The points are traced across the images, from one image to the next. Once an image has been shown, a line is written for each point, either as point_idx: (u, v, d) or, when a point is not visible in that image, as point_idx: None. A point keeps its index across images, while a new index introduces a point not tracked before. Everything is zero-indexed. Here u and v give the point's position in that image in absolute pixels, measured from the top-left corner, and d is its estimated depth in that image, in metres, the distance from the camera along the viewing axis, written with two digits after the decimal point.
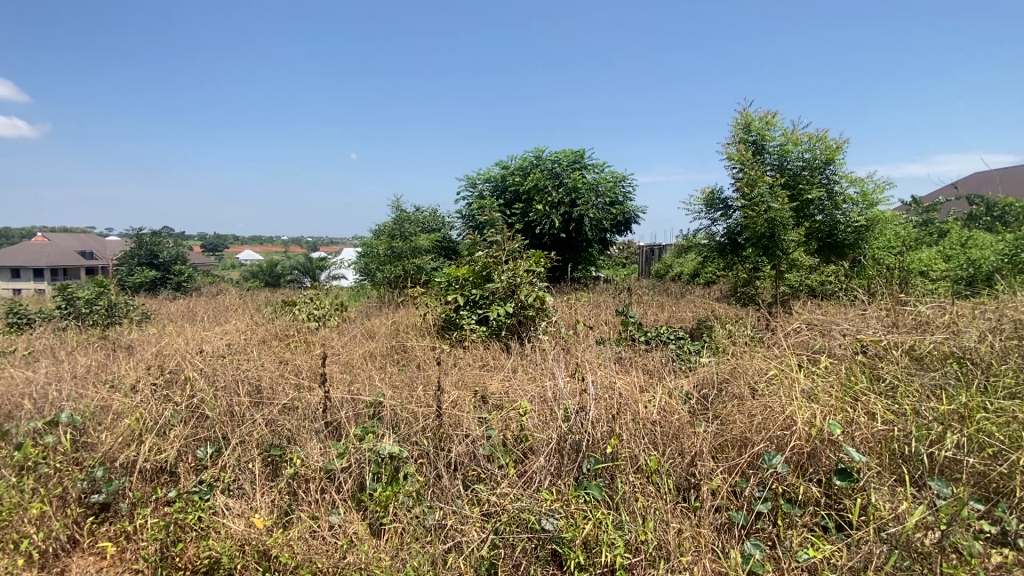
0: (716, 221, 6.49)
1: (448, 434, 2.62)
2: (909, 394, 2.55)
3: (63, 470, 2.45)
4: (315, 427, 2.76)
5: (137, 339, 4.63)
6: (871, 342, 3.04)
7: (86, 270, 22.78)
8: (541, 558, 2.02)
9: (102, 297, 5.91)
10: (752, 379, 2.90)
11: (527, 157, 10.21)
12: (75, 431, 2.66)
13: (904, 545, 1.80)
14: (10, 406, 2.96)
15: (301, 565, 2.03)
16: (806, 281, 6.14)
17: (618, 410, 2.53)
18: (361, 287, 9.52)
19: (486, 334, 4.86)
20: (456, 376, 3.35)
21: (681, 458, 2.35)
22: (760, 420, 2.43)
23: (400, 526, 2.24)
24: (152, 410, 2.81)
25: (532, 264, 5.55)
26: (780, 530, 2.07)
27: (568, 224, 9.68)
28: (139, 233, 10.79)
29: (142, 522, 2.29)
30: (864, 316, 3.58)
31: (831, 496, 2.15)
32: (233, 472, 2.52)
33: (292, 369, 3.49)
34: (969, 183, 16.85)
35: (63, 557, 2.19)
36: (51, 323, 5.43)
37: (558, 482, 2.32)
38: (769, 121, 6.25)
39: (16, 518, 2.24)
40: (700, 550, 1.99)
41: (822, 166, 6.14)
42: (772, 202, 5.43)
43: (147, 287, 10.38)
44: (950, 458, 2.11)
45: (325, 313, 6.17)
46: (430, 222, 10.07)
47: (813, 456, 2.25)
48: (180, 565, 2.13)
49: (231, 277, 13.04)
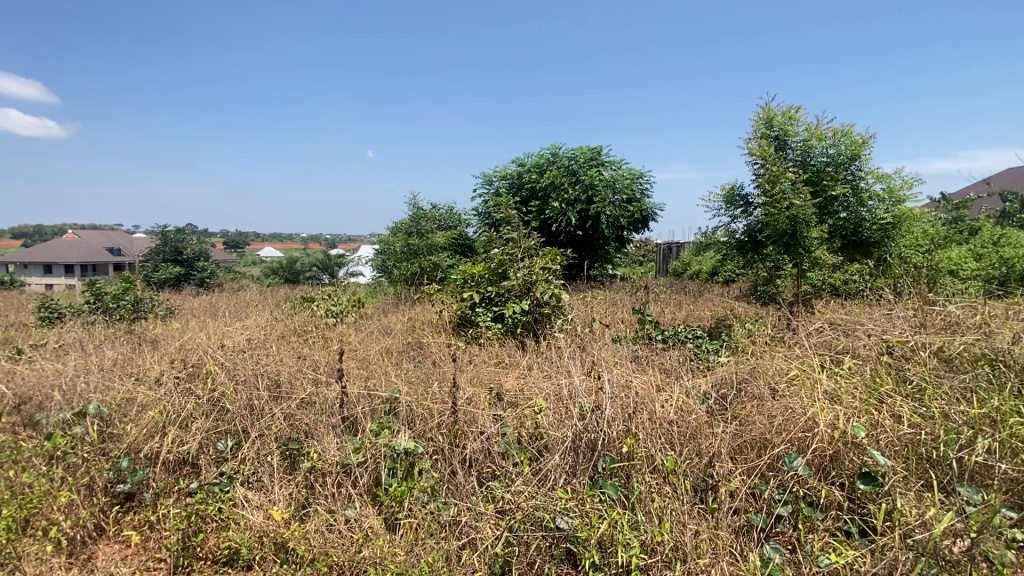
0: (736, 218, 6.37)
1: (463, 431, 2.62)
2: (937, 396, 2.47)
3: (90, 460, 2.53)
4: (333, 422, 2.79)
5: (161, 334, 4.74)
6: (897, 343, 2.95)
7: (114, 267, 23.67)
8: (556, 557, 2.00)
9: (128, 293, 6.08)
10: (772, 379, 2.85)
11: (544, 154, 10.20)
12: (101, 422, 2.74)
13: (931, 553, 1.74)
14: (41, 397, 3.06)
15: (318, 559, 2.05)
16: (829, 280, 5.94)
17: (634, 409, 2.50)
18: (378, 284, 9.62)
19: (502, 331, 4.87)
20: (471, 373, 3.35)
21: (698, 459, 2.31)
22: (781, 422, 2.38)
23: (415, 522, 2.24)
24: (176, 403, 2.88)
25: (548, 261, 5.51)
26: (800, 534, 2.03)
27: (585, 222, 9.61)
28: (164, 230, 11.05)
29: (165, 512, 2.35)
30: (890, 316, 3.50)
31: (854, 500, 2.09)
32: (252, 465, 2.57)
33: (310, 364, 3.54)
34: (1002, 182, 16.23)
35: (90, 544, 2.25)
36: (81, 318, 5.60)
37: (573, 481, 2.30)
38: (793, 116, 6.08)
39: (45, 506, 2.29)
40: (718, 552, 1.94)
41: (847, 162, 6.06)
42: (796, 200, 5.26)
43: (172, 283, 10.65)
44: (980, 464, 2.04)
45: (342, 309, 6.24)
46: (446, 220, 10.11)
47: (835, 459, 2.20)
48: (202, 555, 2.17)
49: (253, 272, 13.29)
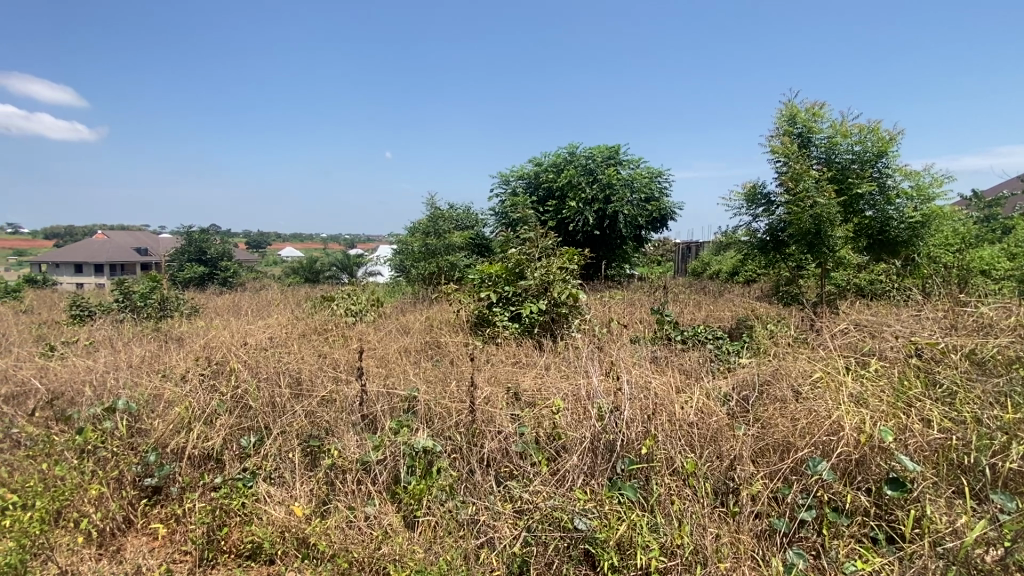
0: (757, 217, 6.25)
1: (481, 430, 2.64)
2: (969, 401, 2.38)
3: (119, 454, 2.61)
4: (352, 419, 2.83)
5: (187, 332, 4.86)
6: (926, 345, 2.86)
7: (142, 266, 24.35)
8: (574, 558, 2.00)
9: (155, 291, 6.24)
10: (795, 381, 2.79)
11: (561, 153, 10.17)
12: (130, 417, 2.82)
13: (962, 561, 1.68)
14: (73, 392, 3.16)
15: (338, 554, 2.08)
16: (854, 280, 5.84)
17: (654, 410, 2.47)
18: (396, 283, 9.70)
19: (519, 331, 4.87)
20: (489, 372, 3.36)
21: (718, 461, 2.28)
22: (805, 425, 2.34)
23: (433, 520, 2.26)
24: (201, 400, 2.95)
25: (565, 261, 5.49)
26: (825, 539, 1.99)
27: (602, 221, 9.55)
28: (189, 230, 11.32)
29: (190, 506, 2.41)
30: (919, 317, 3.39)
31: (881, 506, 2.04)
32: (274, 461, 2.62)
33: (330, 362, 3.59)
34: None
35: (119, 536, 2.32)
36: (110, 316, 5.77)
37: (591, 482, 2.29)
38: (817, 112, 5.95)
39: (76, 498, 2.35)
40: (739, 557, 1.91)
41: (874, 159, 5.91)
42: (820, 198, 5.14)
43: (196, 282, 10.91)
44: (1016, 471, 1.96)
45: (362, 308, 6.31)
46: (463, 220, 10.15)
47: (862, 464, 2.15)
48: (225, 548, 2.22)
49: (274, 272, 13.53)
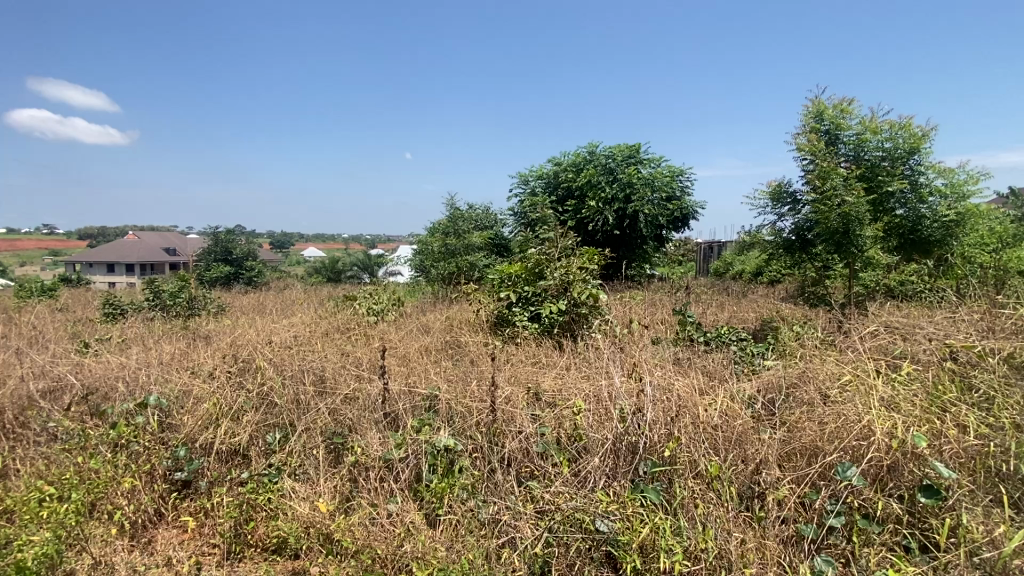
0: (783, 217, 6.13)
1: (502, 430, 2.65)
2: (1008, 407, 2.29)
3: (151, 448, 2.69)
4: (375, 417, 2.86)
5: (214, 330, 4.98)
6: (962, 348, 2.75)
7: (171, 266, 25.04)
8: (596, 560, 1.99)
9: (183, 291, 6.42)
10: (823, 384, 2.73)
11: (580, 153, 10.11)
12: (161, 413, 2.90)
13: None
14: (107, 388, 3.27)
15: (362, 551, 2.11)
16: (883, 281, 5.56)
17: (677, 413, 2.45)
18: (416, 283, 9.78)
19: (539, 331, 4.86)
20: (509, 372, 3.36)
21: (743, 465, 2.24)
22: (833, 429, 2.29)
23: (454, 518, 2.27)
24: (229, 396, 3.02)
25: (585, 261, 5.46)
26: (855, 547, 1.93)
27: (622, 221, 9.48)
28: (216, 231, 11.60)
29: (218, 500, 2.47)
30: (953, 320, 3.28)
31: (914, 514, 1.98)
32: (299, 458, 2.67)
33: (353, 360, 3.64)
34: None
35: (150, 528, 2.39)
36: (142, 314, 5.95)
37: (613, 484, 2.27)
38: (845, 108, 5.80)
39: (110, 491, 2.44)
40: (766, 563, 1.87)
41: (905, 156, 5.74)
42: (848, 196, 5.00)
43: (222, 282, 11.17)
44: None
45: (382, 307, 6.38)
46: (482, 220, 10.18)
47: (894, 470, 2.09)
48: (252, 542, 2.27)
49: (297, 271, 13.77)
